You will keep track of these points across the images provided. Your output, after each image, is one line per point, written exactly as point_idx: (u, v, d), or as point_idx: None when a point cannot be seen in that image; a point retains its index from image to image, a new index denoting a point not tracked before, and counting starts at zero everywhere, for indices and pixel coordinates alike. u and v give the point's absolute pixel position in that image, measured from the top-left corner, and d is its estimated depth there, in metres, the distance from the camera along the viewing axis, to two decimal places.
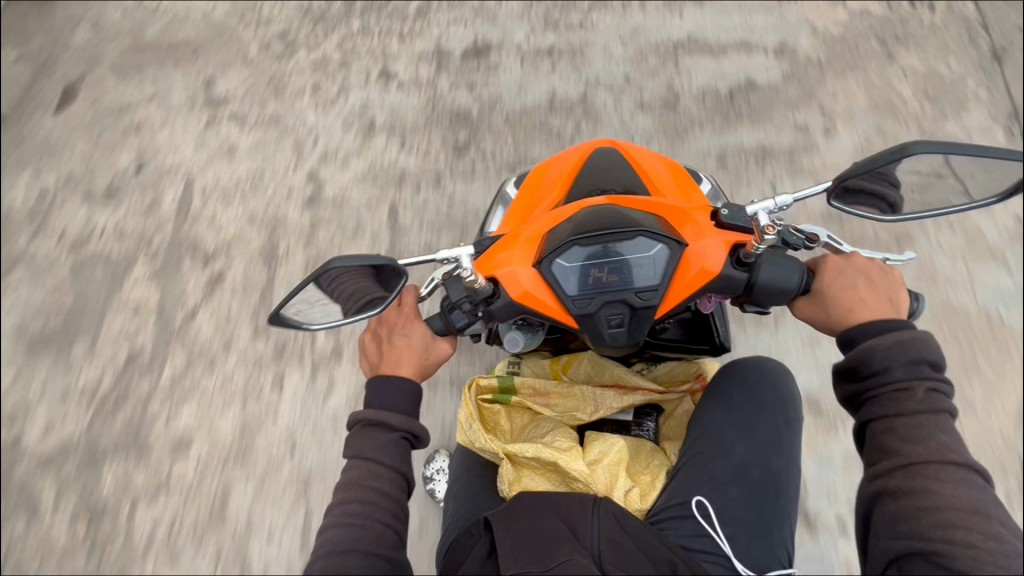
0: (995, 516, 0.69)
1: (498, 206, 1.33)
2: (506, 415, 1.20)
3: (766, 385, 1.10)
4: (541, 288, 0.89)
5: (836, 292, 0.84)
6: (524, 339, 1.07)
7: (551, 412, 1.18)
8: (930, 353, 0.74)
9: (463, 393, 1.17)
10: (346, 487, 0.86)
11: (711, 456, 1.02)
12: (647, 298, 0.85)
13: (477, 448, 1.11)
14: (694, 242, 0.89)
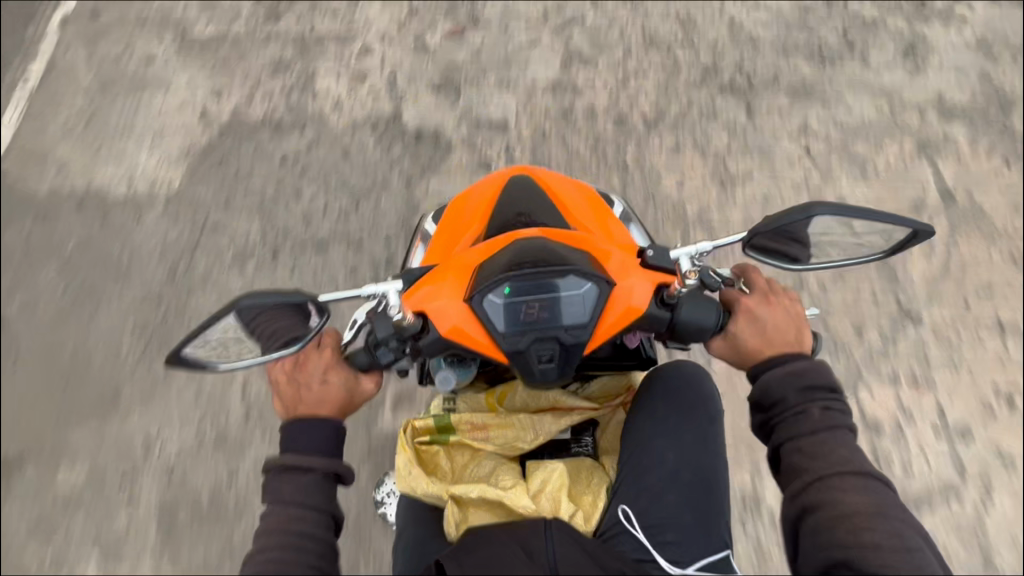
0: (893, 515, 0.80)
1: (418, 243, 1.32)
2: (447, 454, 1.17)
3: (688, 389, 1.20)
4: (470, 322, 0.89)
5: (747, 333, 0.94)
6: (456, 375, 1.07)
7: (491, 446, 1.16)
8: (819, 380, 0.87)
9: (399, 438, 1.16)
10: (265, 534, 0.86)
11: (648, 463, 1.10)
12: (576, 335, 0.86)
13: (419, 494, 1.10)
14: (621, 280, 0.92)
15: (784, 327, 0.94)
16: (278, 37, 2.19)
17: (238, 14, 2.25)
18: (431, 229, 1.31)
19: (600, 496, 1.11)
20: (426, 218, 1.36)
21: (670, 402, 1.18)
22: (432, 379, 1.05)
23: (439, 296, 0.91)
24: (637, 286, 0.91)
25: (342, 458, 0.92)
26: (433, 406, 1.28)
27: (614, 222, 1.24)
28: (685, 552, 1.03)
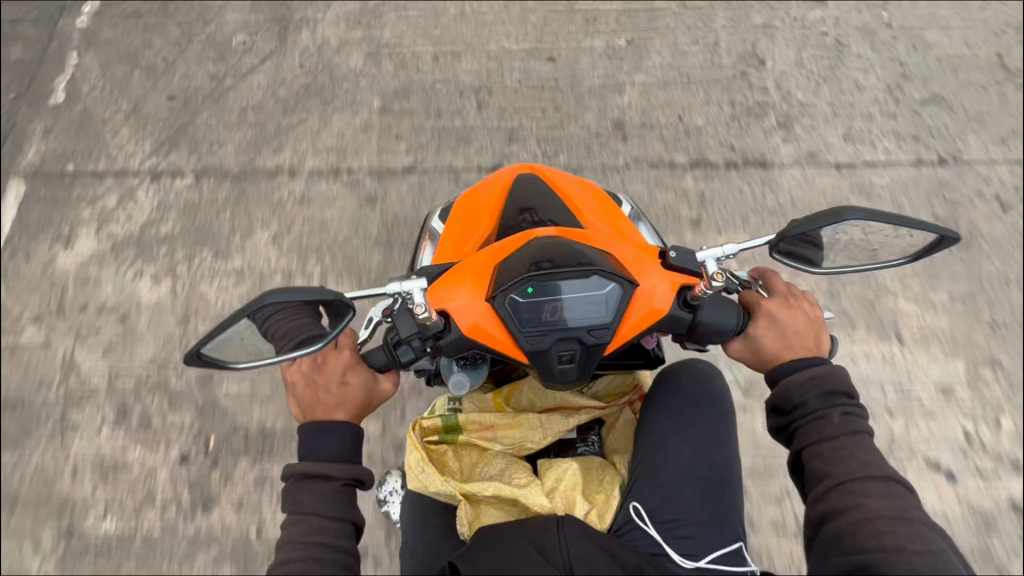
0: (916, 519, 0.79)
1: (426, 241, 1.31)
2: (455, 454, 1.17)
3: (700, 387, 1.20)
4: (490, 321, 0.89)
5: (767, 337, 0.92)
6: (469, 378, 1.07)
7: (498, 445, 1.16)
8: (837, 384, 0.87)
9: (406, 437, 1.15)
10: (288, 545, 0.86)
11: (662, 463, 1.09)
12: (598, 335, 0.86)
13: (431, 493, 1.10)
14: (642, 280, 0.91)
15: (804, 331, 0.93)
16: (208, 545, 1.45)
17: (153, 491, 1.50)
18: (439, 228, 1.30)
19: (613, 494, 1.10)
20: (432, 216, 1.35)
21: (682, 400, 1.17)
22: (445, 383, 1.05)
23: (459, 294, 0.91)
24: (659, 286, 0.91)
25: (360, 465, 0.93)
26: (438, 405, 1.28)
27: (623, 220, 1.24)
28: (699, 547, 1.03)
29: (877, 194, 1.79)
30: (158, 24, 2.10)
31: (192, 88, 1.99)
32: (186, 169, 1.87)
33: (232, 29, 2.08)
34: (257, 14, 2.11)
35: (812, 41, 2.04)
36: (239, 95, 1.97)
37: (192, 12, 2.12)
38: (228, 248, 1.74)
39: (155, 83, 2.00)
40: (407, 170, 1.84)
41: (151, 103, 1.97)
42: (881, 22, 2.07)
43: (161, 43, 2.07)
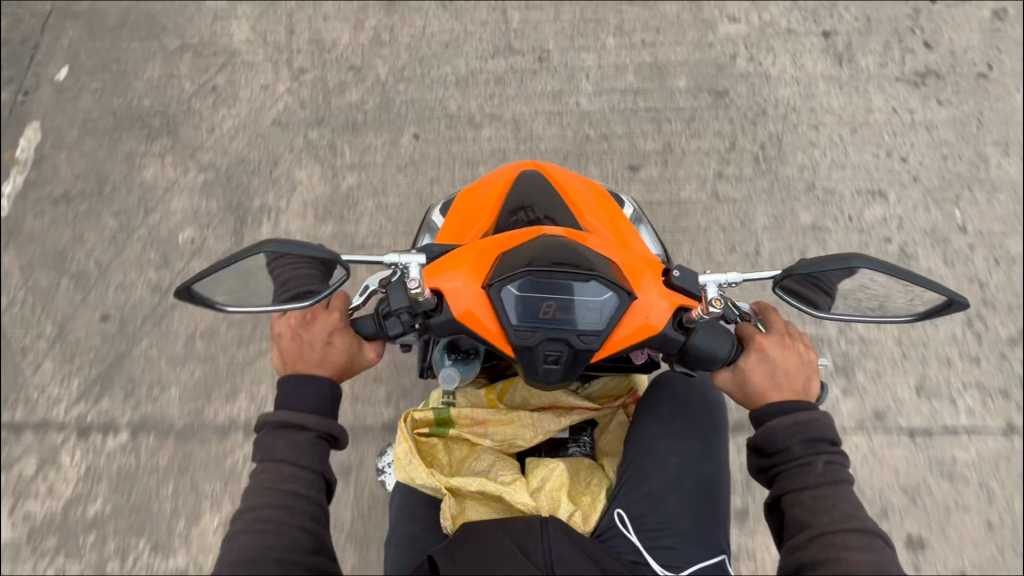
0: (893, 575, 0.78)
1: (424, 234, 1.31)
2: (444, 447, 1.16)
3: (695, 396, 1.19)
4: (482, 308, 0.87)
5: (756, 373, 0.92)
6: (460, 373, 1.06)
7: (489, 441, 1.15)
8: (823, 432, 0.86)
9: (397, 427, 1.15)
10: (257, 491, 0.86)
11: (650, 469, 1.08)
12: (587, 341, 0.85)
13: (417, 484, 1.09)
14: (642, 294, 0.89)
15: (793, 372, 0.93)
16: None
17: None
18: (439, 222, 1.29)
19: (600, 496, 1.10)
20: (433, 211, 1.34)
21: (677, 408, 1.16)
22: (437, 377, 1.04)
23: (455, 278, 0.90)
24: (658, 303, 0.89)
25: (335, 421, 0.93)
26: (433, 398, 1.27)
27: (624, 223, 1.23)
28: (682, 557, 1.02)
29: (965, 478, 1.49)
30: (94, 214, 1.78)
31: (130, 305, 1.67)
32: (119, 423, 1.56)
33: (177, 223, 1.76)
34: (210, 200, 1.78)
35: (873, 249, 1.70)
36: (184, 315, 1.65)
37: (130, 203, 1.79)
38: (171, 539, 1.47)
39: (87, 296, 1.69)
40: (389, 429, 1.54)
41: (78, 329, 1.65)
42: (953, 225, 1.73)
43: (95, 240, 1.75)
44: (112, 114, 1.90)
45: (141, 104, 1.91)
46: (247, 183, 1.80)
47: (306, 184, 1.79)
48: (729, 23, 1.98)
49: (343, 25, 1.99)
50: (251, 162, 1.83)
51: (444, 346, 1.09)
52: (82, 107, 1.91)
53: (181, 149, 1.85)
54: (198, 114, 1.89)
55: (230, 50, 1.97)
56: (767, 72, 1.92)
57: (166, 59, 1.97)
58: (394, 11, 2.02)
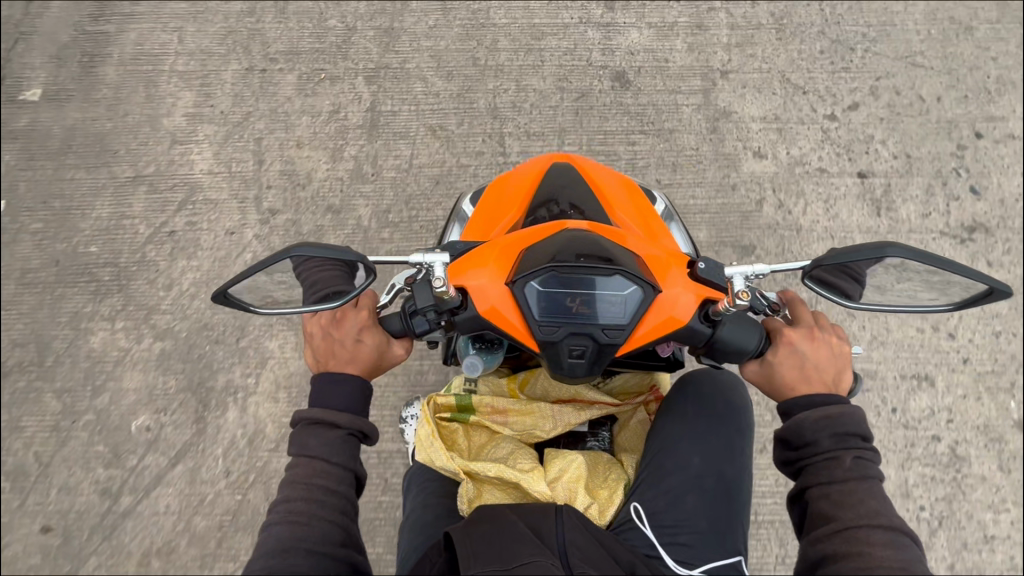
0: (917, 573, 0.79)
1: (455, 223, 1.33)
2: (464, 434, 1.18)
3: (719, 396, 1.20)
4: (507, 305, 0.89)
5: (785, 366, 0.94)
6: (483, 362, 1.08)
7: (509, 430, 1.17)
8: (853, 425, 0.86)
9: (420, 410, 1.17)
10: (290, 484, 0.90)
11: (670, 468, 1.10)
12: (611, 335, 0.86)
13: (437, 466, 1.11)
14: (666, 288, 0.91)
15: (822, 365, 0.94)
16: None
17: None
18: (469, 211, 1.31)
19: (617, 491, 1.11)
20: (464, 198, 1.36)
21: (700, 408, 1.18)
22: (460, 364, 1.05)
23: (480, 276, 0.91)
24: (682, 296, 0.91)
25: (366, 418, 0.96)
26: (456, 384, 1.30)
27: (651, 214, 1.24)
28: (696, 555, 1.04)
29: None
30: (36, 391, 1.65)
31: (75, 513, 1.57)
32: None
33: (130, 404, 1.62)
34: (167, 375, 1.63)
35: (920, 450, 1.50)
36: (137, 526, 1.55)
37: (76, 380, 1.65)
38: None
39: (25, 501, 1.59)
40: None
41: (18, 536, 1.57)
42: (1009, 419, 1.52)
43: (35, 427, 1.63)
44: (55, 263, 1.73)
45: (87, 251, 1.73)
46: (210, 358, 1.63)
47: (277, 358, 1.63)
48: (754, 159, 1.70)
49: (319, 156, 1.75)
50: (214, 329, 1.66)
51: (468, 336, 1.11)
52: (21, 253, 1.75)
53: (134, 310, 1.68)
54: (154, 265, 1.71)
55: (191, 184, 1.76)
56: (798, 223, 1.65)
57: (119, 192, 1.77)
58: (377, 138, 1.75)
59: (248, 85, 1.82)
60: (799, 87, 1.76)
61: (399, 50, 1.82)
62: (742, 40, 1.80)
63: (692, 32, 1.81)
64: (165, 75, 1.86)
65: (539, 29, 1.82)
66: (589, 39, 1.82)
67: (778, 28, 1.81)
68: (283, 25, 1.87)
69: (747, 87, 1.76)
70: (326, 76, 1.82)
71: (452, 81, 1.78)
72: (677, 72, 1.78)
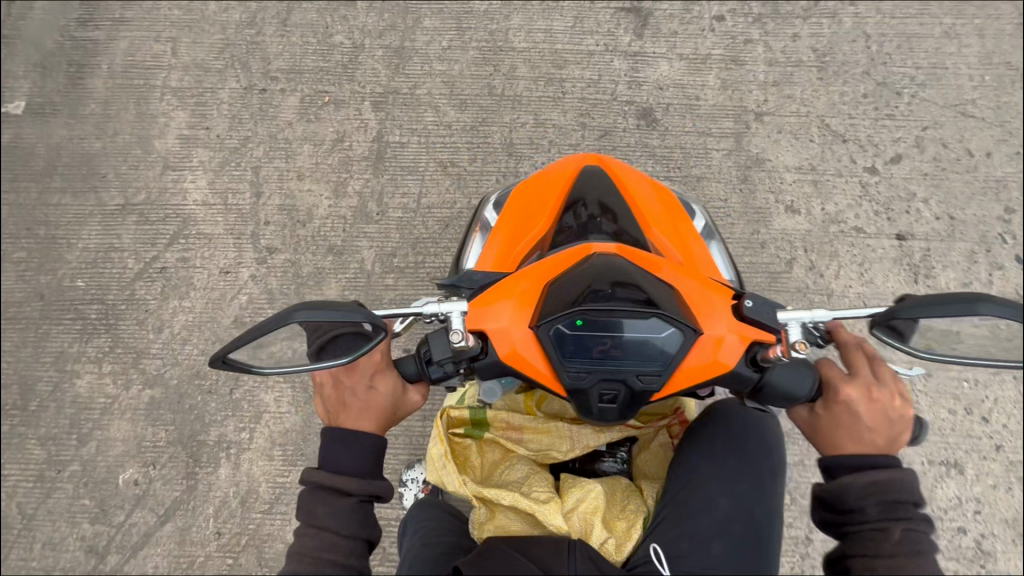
0: None
1: (476, 231, 1.31)
2: (478, 450, 1.12)
3: (753, 432, 1.09)
4: (533, 350, 0.85)
5: (835, 417, 0.88)
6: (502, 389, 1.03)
7: (524, 449, 1.10)
8: (904, 494, 0.82)
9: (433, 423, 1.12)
10: (297, 558, 0.84)
11: (695, 506, 1.00)
12: (646, 381, 0.82)
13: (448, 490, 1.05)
14: (707, 330, 0.86)
15: (877, 422, 0.87)
16: None
17: None
18: (491, 219, 1.30)
19: (636, 525, 1.02)
20: (486, 205, 1.35)
21: (729, 444, 1.07)
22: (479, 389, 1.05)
23: (504, 317, 0.87)
24: (726, 337, 0.87)
25: (379, 479, 0.90)
26: (471, 393, 1.25)
27: (682, 221, 1.24)
28: None
29: None
30: (18, 438, 1.60)
31: (61, 570, 1.52)
32: None
33: (117, 456, 1.56)
34: (157, 427, 1.57)
35: (942, 542, 1.42)
36: None
37: (60, 427, 1.59)
38: None
39: (9, 555, 1.54)
40: None
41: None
42: None
43: (17, 477, 1.57)
44: (41, 296, 1.68)
45: (73, 285, 1.67)
46: (202, 410, 1.56)
47: (272, 413, 1.55)
48: (787, 215, 1.61)
49: (321, 191, 1.68)
50: (207, 378, 1.59)
51: None
52: (3, 284, 1.70)
53: (121, 353, 1.62)
54: (143, 304, 1.64)
55: (184, 216, 1.70)
56: (830, 287, 1.55)
57: (107, 222, 1.71)
58: (383, 172, 1.68)
59: (245, 106, 1.76)
60: (838, 134, 1.65)
61: (409, 73, 1.75)
62: (781, 77, 1.69)
63: (726, 65, 1.71)
64: (158, 92, 1.81)
65: (560, 56, 1.74)
66: (614, 69, 1.73)
67: (820, 66, 1.70)
68: (285, 39, 1.81)
69: (782, 131, 1.66)
70: (331, 99, 1.75)
71: (464, 112, 1.71)
72: (709, 111, 1.68)
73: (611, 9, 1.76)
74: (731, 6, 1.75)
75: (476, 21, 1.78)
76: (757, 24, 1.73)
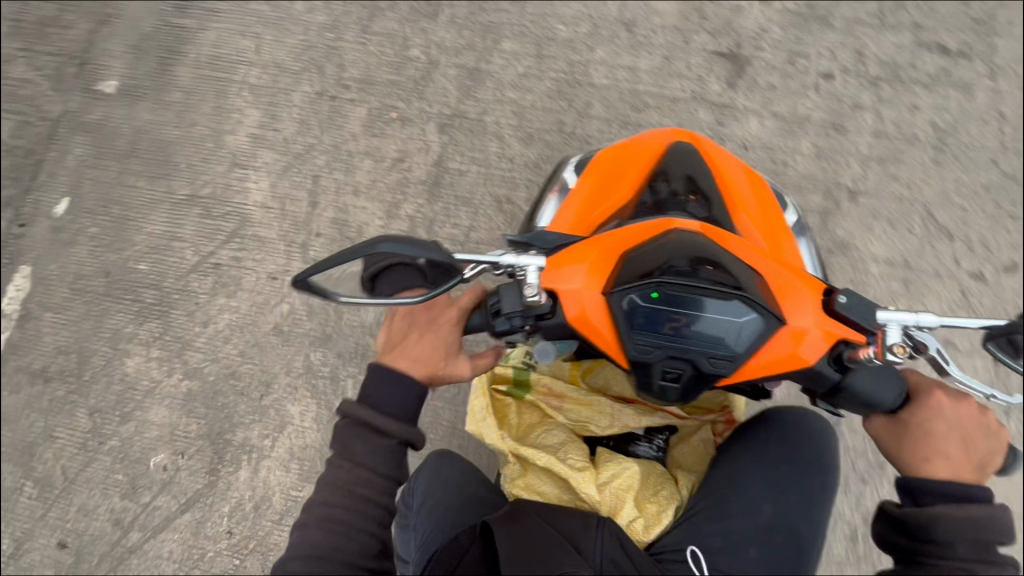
0: None
1: (552, 187, 1.13)
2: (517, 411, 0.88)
3: (814, 432, 0.87)
4: (602, 319, 0.61)
5: (920, 433, 0.60)
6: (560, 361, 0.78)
7: (563, 417, 0.85)
8: (999, 532, 0.55)
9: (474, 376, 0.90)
10: (327, 486, 0.60)
11: (739, 505, 0.79)
12: (718, 366, 0.58)
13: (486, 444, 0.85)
14: (794, 318, 0.61)
15: (973, 438, 0.59)
16: None
17: None
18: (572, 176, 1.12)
19: (668, 510, 0.78)
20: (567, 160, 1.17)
21: (786, 446, 0.85)
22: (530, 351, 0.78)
23: (567, 272, 0.63)
24: (812, 329, 0.61)
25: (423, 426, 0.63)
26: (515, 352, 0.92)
27: (775, 210, 1.05)
28: None
29: None
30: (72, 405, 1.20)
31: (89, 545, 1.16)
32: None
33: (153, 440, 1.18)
34: (191, 418, 1.19)
35: None
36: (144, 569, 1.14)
37: (106, 401, 1.20)
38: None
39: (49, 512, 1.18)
40: None
41: (32, 551, 1.16)
42: None
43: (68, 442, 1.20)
44: (106, 273, 1.25)
45: (135, 268, 1.25)
46: (230, 410, 1.17)
47: (296, 426, 1.17)
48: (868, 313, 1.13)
49: (375, 210, 1.24)
50: (243, 378, 1.20)
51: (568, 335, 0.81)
52: (76, 260, 1.26)
53: (170, 342, 1.21)
54: (194, 298, 1.23)
55: (242, 212, 1.25)
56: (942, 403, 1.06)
57: (172, 211, 1.27)
58: (438, 199, 1.24)
59: (314, 111, 1.29)
60: (945, 231, 1.19)
61: (481, 97, 1.28)
62: (886, 152, 1.22)
63: (825, 132, 1.24)
64: (236, 89, 1.32)
65: (641, 99, 1.26)
66: (695, 124, 1.25)
67: (937, 146, 1.23)
68: (364, 46, 1.32)
69: (878, 217, 1.20)
70: (399, 116, 1.29)
71: (531, 147, 1.25)
72: (794, 181, 1.21)
73: (704, 50, 1.27)
74: (843, 63, 1.26)
75: (558, 50, 1.30)
76: (871, 88, 1.25)
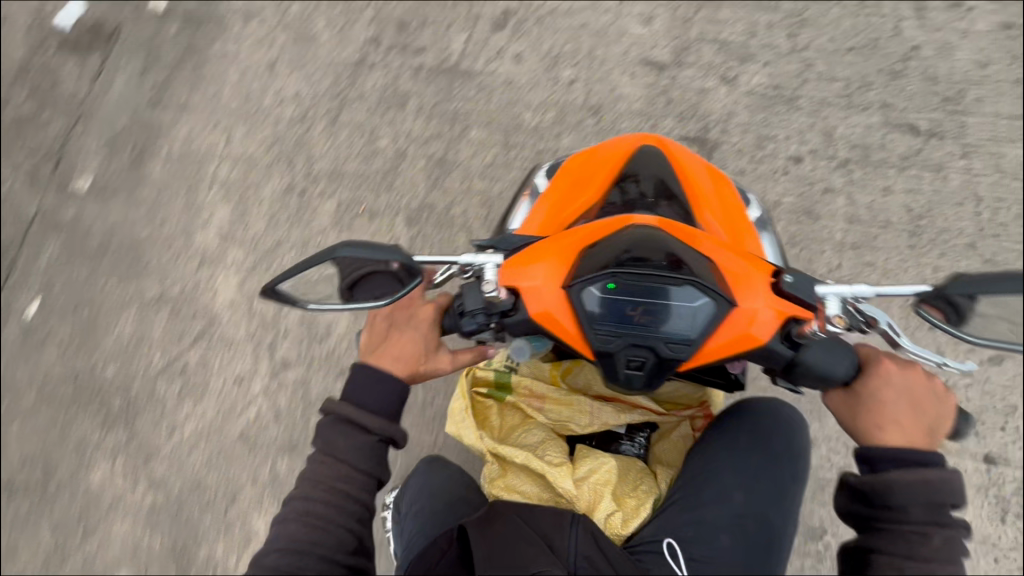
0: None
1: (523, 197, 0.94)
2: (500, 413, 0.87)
3: (781, 435, 0.81)
4: (564, 313, 0.62)
5: (873, 387, 0.62)
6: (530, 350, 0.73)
7: (543, 419, 0.84)
8: (951, 496, 0.56)
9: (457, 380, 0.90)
10: (309, 484, 0.63)
11: (712, 496, 0.75)
12: (677, 351, 0.59)
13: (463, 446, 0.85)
14: (747, 302, 0.62)
15: (922, 404, 0.61)
16: None
17: None
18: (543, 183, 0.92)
19: (646, 504, 0.76)
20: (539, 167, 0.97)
21: (755, 435, 0.81)
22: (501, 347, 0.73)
23: (535, 274, 0.64)
24: (764, 312, 0.62)
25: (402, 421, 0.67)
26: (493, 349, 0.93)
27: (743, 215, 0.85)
28: None
29: None
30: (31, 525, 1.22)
31: None
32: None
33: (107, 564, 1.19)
34: (155, 535, 1.19)
35: None
36: None
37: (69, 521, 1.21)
38: None
39: None
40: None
41: None
42: None
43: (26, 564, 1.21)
44: (75, 378, 1.26)
45: (105, 374, 1.26)
46: (197, 526, 1.18)
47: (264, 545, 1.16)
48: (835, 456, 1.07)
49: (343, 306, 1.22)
50: (209, 488, 1.20)
51: None
52: (46, 365, 1.28)
53: (135, 450, 1.22)
54: (161, 405, 1.23)
55: (212, 314, 1.26)
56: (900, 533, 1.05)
57: (141, 310, 1.28)
58: None
59: (283, 207, 1.29)
60: None
61: (448, 188, 1.26)
62: (861, 239, 1.15)
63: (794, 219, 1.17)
64: (208, 184, 1.34)
65: None
66: None
67: (912, 231, 1.15)
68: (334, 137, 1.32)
69: None
70: (367, 209, 1.28)
71: None
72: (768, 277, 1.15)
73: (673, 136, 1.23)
74: (812, 145, 1.20)
75: (525, 136, 1.27)
76: (840, 170, 1.18)
